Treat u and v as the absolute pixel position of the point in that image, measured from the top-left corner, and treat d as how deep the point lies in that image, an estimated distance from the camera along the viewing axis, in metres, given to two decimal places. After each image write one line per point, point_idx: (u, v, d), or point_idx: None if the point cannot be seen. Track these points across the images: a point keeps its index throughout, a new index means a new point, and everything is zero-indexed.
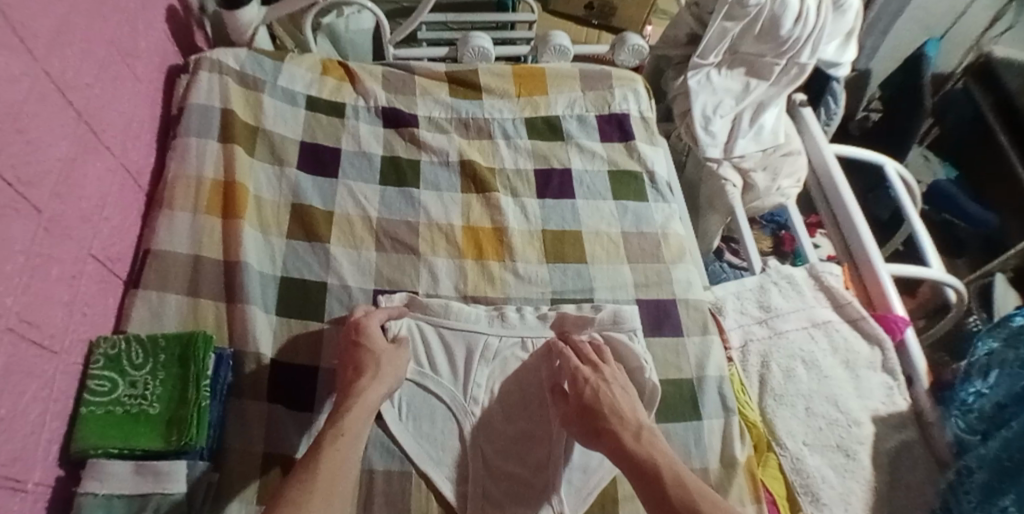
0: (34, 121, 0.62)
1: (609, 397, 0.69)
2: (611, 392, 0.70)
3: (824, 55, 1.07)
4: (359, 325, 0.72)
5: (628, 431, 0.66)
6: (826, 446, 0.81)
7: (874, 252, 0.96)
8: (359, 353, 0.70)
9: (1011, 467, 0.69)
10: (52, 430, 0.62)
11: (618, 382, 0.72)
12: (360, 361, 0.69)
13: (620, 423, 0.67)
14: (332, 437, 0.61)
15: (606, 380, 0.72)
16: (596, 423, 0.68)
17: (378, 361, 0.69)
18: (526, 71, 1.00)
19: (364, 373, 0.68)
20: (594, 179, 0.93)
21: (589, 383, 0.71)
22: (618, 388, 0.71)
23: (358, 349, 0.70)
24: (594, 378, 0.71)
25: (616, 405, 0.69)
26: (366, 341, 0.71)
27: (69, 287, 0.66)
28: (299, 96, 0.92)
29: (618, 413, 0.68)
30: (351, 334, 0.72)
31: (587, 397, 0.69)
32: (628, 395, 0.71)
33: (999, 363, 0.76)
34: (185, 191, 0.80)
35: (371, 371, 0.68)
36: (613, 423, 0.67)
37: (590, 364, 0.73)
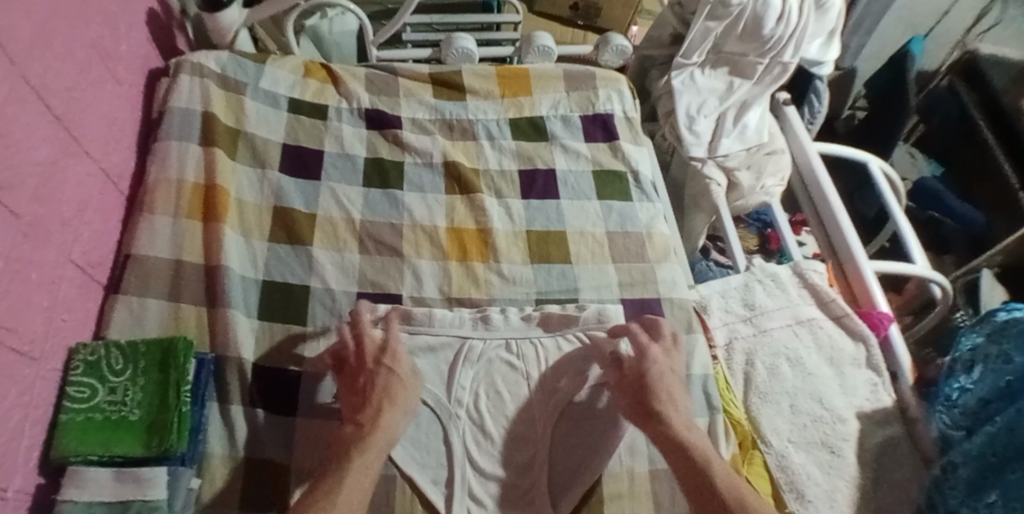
0: (14, 124, 0.61)
1: (667, 383, 0.68)
2: (671, 379, 0.69)
3: (807, 54, 1.08)
4: (385, 346, 0.69)
5: (680, 421, 0.66)
6: (811, 444, 0.81)
7: (858, 249, 0.97)
8: (379, 375, 0.67)
9: (996, 462, 0.70)
10: (31, 437, 0.61)
11: (676, 371, 0.71)
12: (382, 386, 0.66)
13: (676, 411, 0.66)
14: (359, 454, 0.60)
15: (669, 366, 0.70)
16: (651, 407, 0.66)
17: (400, 383, 0.67)
18: (510, 72, 1.00)
19: (393, 401, 0.65)
20: (578, 179, 0.94)
21: (655, 363, 0.69)
22: (675, 376, 0.70)
23: (375, 371, 0.67)
24: (660, 360, 0.70)
25: (673, 393, 0.68)
26: (391, 362, 0.68)
27: (49, 293, 0.65)
28: (282, 98, 0.91)
29: (672, 403, 0.67)
30: (364, 355, 0.69)
31: (652, 374, 0.68)
32: (681, 384, 0.70)
33: (982, 358, 0.78)
34: (165, 194, 0.80)
35: (399, 396, 0.66)
36: (668, 408, 0.66)
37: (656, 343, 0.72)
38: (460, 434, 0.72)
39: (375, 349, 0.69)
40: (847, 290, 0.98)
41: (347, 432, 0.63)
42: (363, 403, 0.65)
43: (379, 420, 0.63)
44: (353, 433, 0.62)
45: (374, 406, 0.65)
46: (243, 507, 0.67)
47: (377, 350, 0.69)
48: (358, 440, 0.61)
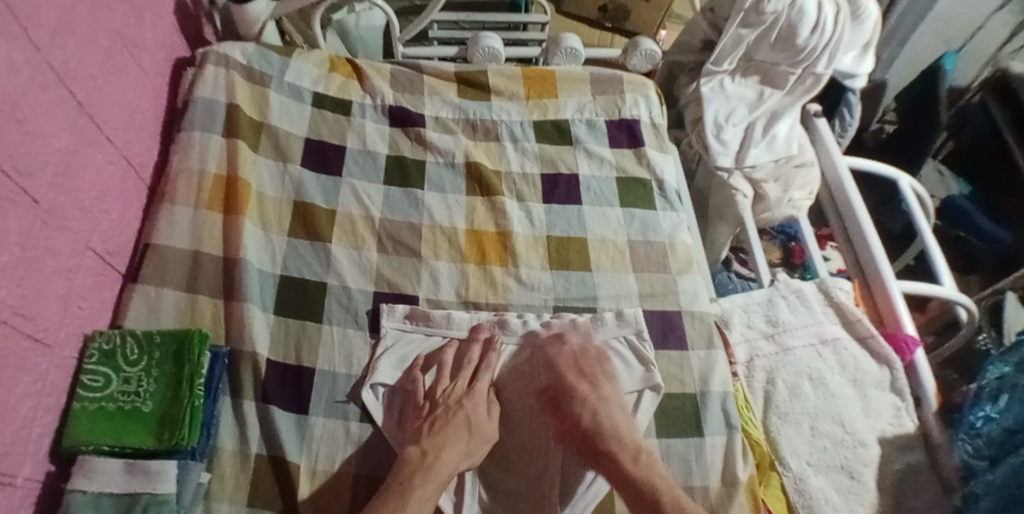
0: (34, 111, 0.61)
1: (607, 420, 0.73)
2: (609, 414, 0.73)
3: (840, 65, 1.04)
4: (471, 390, 0.74)
5: (626, 452, 0.70)
6: (830, 467, 0.79)
7: (886, 268, 0.95)
8: (456, 416, 0.71)
9: (1020, 495, 0.67)
10: (43, 425, 0.61)
11: (616, 405, 0.75)
12: (454, 424, 0.70)
13: (619, 445, 0.70)
14: (422, 477, 0.65)
15: (602, 402, 0.74)
16: (596, 446, 0.71)
17: (472, 427, 0.71)
18: (536, 74, 0.99)
19: (460, 439, 0.70)
20: (601, 185, 0.92)
21: (587, 405, 0.73)
22: (613, 407, 0.74)
23: (454, 410, 0.72)
24: (592, 398, 0.74)
25: (617, 428, 0.72)
26: (472, 409, 0.73)
27: (65, 280, 0.65)
28: (306, 92, 0.91)
29: (617, 437, 0.71)
30: (448, 399, 0.73)
31: (586, 421, 0.72)
32: (625, 416, 0.74)
33: (1010, 387, 0.76)
34: (187, 186, 0.79)
35: (472, 438, 0.71)
36: (612, 447, 0.70)
37: (586, 382, 0.75)
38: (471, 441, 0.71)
39: (461, 393, 0.74)
40: (873, 309, 0.95)
41: (414, 455, 0.67)
42: (438, 434, 0.70)
43: (442, 453, 0.68)
44: (417, 460, 0.67)
45: (442, 439, 0.69)
46: (251, 504, 0.66)
47: (461, 395, 0.73)
48: (423, 465, 0.66)
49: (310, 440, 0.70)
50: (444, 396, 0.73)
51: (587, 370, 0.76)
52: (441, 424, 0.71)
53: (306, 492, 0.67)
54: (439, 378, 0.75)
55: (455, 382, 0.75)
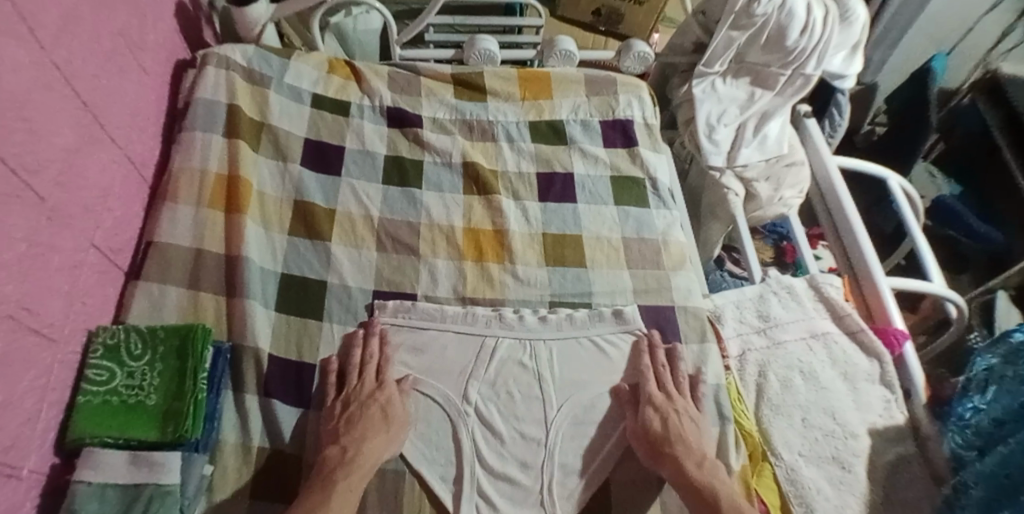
0: (40, 110, 0.62)
1: (678, 427, 0.72)
2: (681, 422, 0.73)
3: (830, 66, 1.06)
4: (382, 381, 0.73)
5: (691, 459, 0.70)
6: (822, 458, 0.81)
7: (875, 265, 0.97)
8: (370, 408, 0.70)
9: (1009, 484, 0.69)
10: (47, 419, 0.62)
11: (688, 414, 0.74)
12: (370, 416, 0.69)
13: (685, 451, 0.70)
14: (343, 474, 0.65)
15: (678, 411, 0.74)
16: (664, 451, 0.71)
17: (387, 416, 0.70)
18: (531, 75, 1.00)
19: (378, 429, 0.69)
20: (596, 184, 0.94)
21: (659, 410, 0.73)
22: (688, 420, 0.74)
23: (369, 403, 0.71)
24: (665, 405, 0.74)
25: (684, 435, 0.72)
26: (385, 398, 0.71)
27: (69, 277, 0.66)
28: (306, 94, 0.92)
29: (685, 444, 0.71)
30: (363, 392, 0.71)
31: (654, 425, 0.72)
32: (696, 427, 0.74)
33: (998, 379, 0.77)
34: (189, 185, 0.81)
35: (386, 426, 0.69)
36: (678, 450, 0.70)
37: (665, 392, 0.75)
38: (469, 432, 0.73)
39: (375, 384, 0.73)
40: (863, 305, 0.98)
41: (332, 454, 0.66)
42: (354, 429, 0.68)
43: (362, 446, 0.67)
44: (336, 458, 0.66)
45: (359, 432, 0.68)
46: (253, 497, 0.67)
47: (375, 387, 0.72)
48: (343, 462, 0.66)
49: (312, 433, 0.71)
50: (359, 387, 0.72)
51: (678, 375, 0.78)
52: (357, 418, 0.69)
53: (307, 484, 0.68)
54: (345, 374, 0.74)
55: (366, 373, 0.73)
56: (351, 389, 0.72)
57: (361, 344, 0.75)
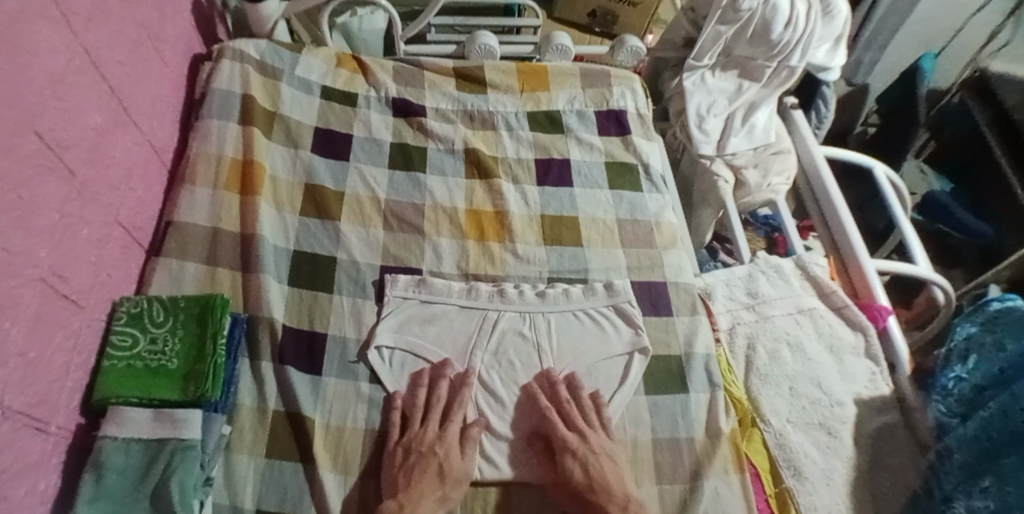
0: (72, 91, 0.67)
1: (601, 475, 0.70)
2: (601, 465, 0.71)
3: (814, 59, 1.11)
4: (443, 436, 0.72)
5: (616, 504, 0.69)
6: (809, 424, 0.85)
7: (859, 246, 1.01)
8: (429, 464, 0.69)
9: (991, 447, 0.72)
10: (75, 380, 0.66)
11: (606, 452, 0.73)
12: (427, 474, 0.68)
13: (609, 499, 0.69)
14: None
15: (593, 451, 0.72)
16: (588, 502, 0.69)
17: (443, 474, 0.69)
18: (529, 68, 1.06)
19: (432, 487, 0.68)
20: (592, 169, 0.98)
21: (574, 455, 0.71)
22: (605, 458, 0.72)
23: (427, 460, 0.69)
24: (582, 450, 0.72)
25: (606, 480, 0.70)
26: (444, 454, 0.70)
27: (96, 248, 0.71)
28: (315, 85, 0.97)
29: (607, 490, 0.69)
30: (422, 444, 0.71)
31: (576, 474, 0.70)
32: (617, 465, 0.72)
33: (977, 347, 0.82)
34: (205, 169, 0.85)
35: (440, 486, 0.68)
36: (603, 498, 0.69)
37: (576, 432, 0.73)
38: (473, 397, 0.77)
39: (434, 439, 0.71)
40: (848, 283, 1.02)
41: (389, 509, 0.66)
42: (410, 485, 0.68)
43: (418, 506, 0.66)
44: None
45: (415, 490, 0.67)
46: (269, 456, 0.71)
47: (434, 440, 0.71)
48: None
49: (324, 398, 0.75)
50: (418, 439, 0.71)
51: (584, 407, 0.76)
52: (415, 474, 0.69)
53: (319, 445, 0.72)
54: (407, 418, 0.74)
55: (423, 424, 0.73)
56: (410, 441, 0.72)
57: (428, 386, 0.76)
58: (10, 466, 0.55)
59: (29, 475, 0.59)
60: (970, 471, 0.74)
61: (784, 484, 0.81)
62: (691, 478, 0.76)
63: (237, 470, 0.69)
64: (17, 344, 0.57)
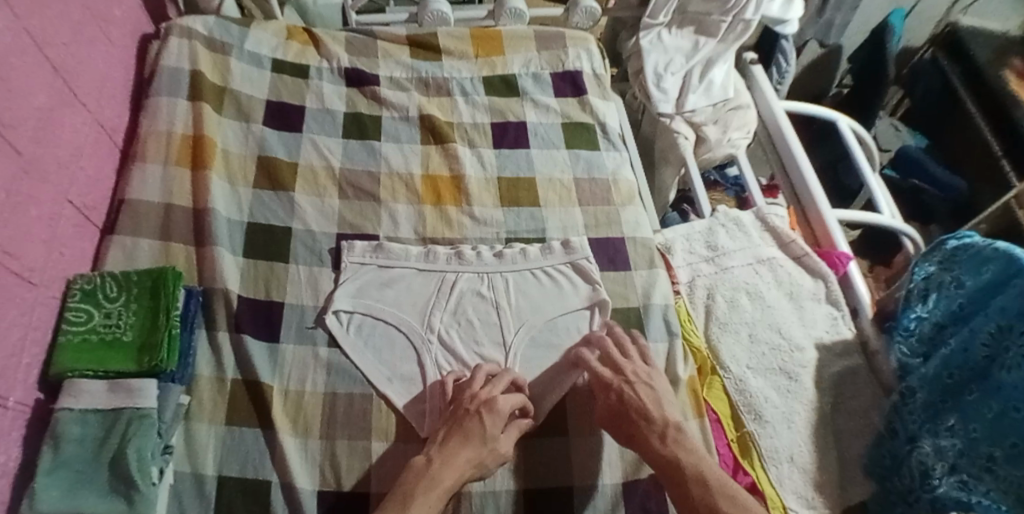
0: (16, 71, 0.67)
1: (637, 399, 0.70)
2: (637, 392, 0.71)
3: (770, 12, 1.10)
4: (491, 399, 0.69)
5: (655, 431, 0.68)
6: (769, 370, 0.86)
7: (819, 195, 1.03)
8: (470, 422, 0.68)
9: (953, 384, 0.74)
10: (31, 356, 0.66)
11: (646, 379, 0.72)
12: (467, 430, 0.67)
13: (648, 424, 0.68)
14: (425, 487, 0.63)
15: (630, 381, 0.72)
16: (630, 429, 0.69)
17: (487, 435, 0.67)
18: (483, 33, 1.05)
19: (469, 443, 0.66)
20: (548, 131, 0.98)
21: (613, 388, 0.72)
22: (646, 387, 0.71)
23: (470, 417, 0.68)
24: (616, 382, 0.72)
25: (644, 406, 0.69)
26: (487, 415, 0.68)
27: (47, 226, 0.71)
28: (266, 59, 0.97)
29: (647, 415, 0.69)
30: (467, 404, 0.70)
31: (617, 403, 0.71)
32: (662, 394, 0.71)
33: (937, 286, 0.80)
34: (156, 145, 0.85)
35: (481, 444, 0.67)
36: (643, 425, 0.68)
37: (611, 367, 0.74)
38: (433, 358, 0.78)
39: (485, 398, 0.70)
40: (809, 232, 1.04)
41: (418, 463, 0.65)
42: (449, 442, 0.67)
43: (450, 459, 0.65)
44: (421, 468, 0.64)
45: (450, 447, 0.66)
46: (229, 422, 0.71)
47: (485, 399, 0.69)
48: (425, 476, 0.63)
49: (281, 363, 0.76)
50: (467, 399, 0.70)
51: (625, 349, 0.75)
52: (455, 430, 0.68)
53: (279, 410, 0.73)
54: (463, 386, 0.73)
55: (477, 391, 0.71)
56: (458, 402, 0.71)
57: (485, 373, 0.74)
58: None
59: None
60: (934, 410, 0.75)
61: (744, 429, 0.82)
62: None
63: (196, 437, 0.70)
64: None
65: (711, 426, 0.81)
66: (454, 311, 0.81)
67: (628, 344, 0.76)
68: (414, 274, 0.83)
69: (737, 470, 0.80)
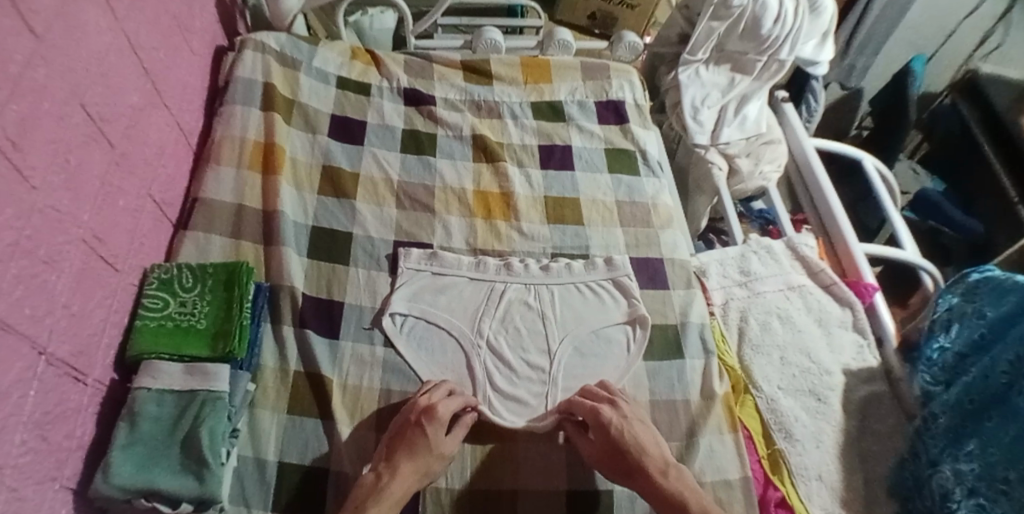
0: (114, 72, 0.73)
1: (635, 434, 0.72)
2: (632, 427, 0.73)
3: (802, 54, 1.17)
4: (430, 407, 0.73)
5: (655, 466, 0.70)
6: (799, 391, 0.89)
7: (847, 228, 1.07)
8: (415, 433, 0.71)
9: (973, 410, 0.77)
10: (111, 337, 0.71)
11: (637, 418, 0.75)
12: (414, 443, 0.70)
13: (647, 457, 0.71)
14: (375, 501, 0.65)
15: (627, 417, 0.74)
16: (627, 463, 0.71)
17: (431, 444, 0.70)
18: (533, 62, 1.12)
19: (417, 459, 0.69)
20: (592, 155, 1.04)
21: (612, 424, 0.73)
22: (638, 423, 0.74)
23: (413, 430, 0.71)
24: (616, 418, 0.73)
25: (641, 441, 0.72)
26: (428, 425, 0.71)
27: (131, 217, 0.76)
28: (331, 76, 1.03)
29: (643, 450, 0.71)
30: (410, 414, 0.73)
31: (618, 438, 0.72)
32: (649, 430, 0.74)
33: (959, 316, 0.84)
34: (230, 150, 0.91)
35: (425, 454, 0.70)
36: (644, 456, 0.71)
37: (607, 402, 0.76)
38: (482, 362, 0.82)
39: (423, 409, 0.73)
40: (837, 263, 1.08)
41: (368, 480, 0.68)
42: (395, 457, 0.69)
43: (397, 472, 0.68)
44: (370, 484, 0.68)
45: (396, 461, 0.69)
46: (290, 412, 0.76)
47: (423, 410, 0.72)
48: (376, 489, 0.67)
49: (340, 359, 0.80)
50: (410, 415, 0.73)
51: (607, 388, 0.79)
52: (402, 442, 0.70)
53: (338, 401, 0.77)
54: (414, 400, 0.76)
55: (419, 399, 0.74)
56: (402, 415, 0.74)
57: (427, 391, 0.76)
58: (52, 408, 0.60)
59: (68, 419, 0.63)
60: (955, 434, 0.79)
61: (775, 446, 0.86)
62: (686, 435, 0.80)
63: (260, 423, 0.74)
64: (62, 295, 0.62)
65: (744, 442, 0.84)
66: (502, 319, 0.85)
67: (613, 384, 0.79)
68: (464, 282, 0.87)
69: (768, 485, 0.83)
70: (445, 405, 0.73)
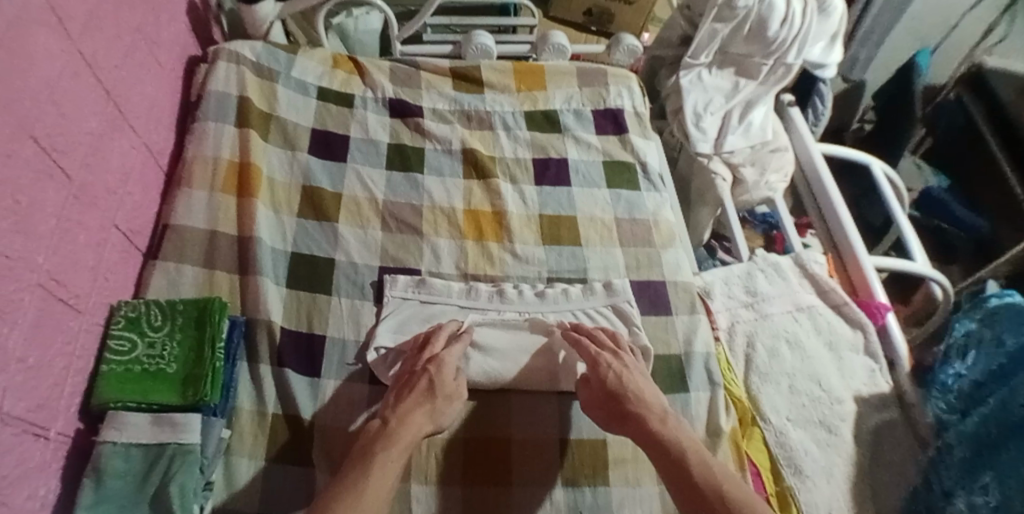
0: (69, 96, 0.67)
1: (635, 382, 0.71)
2: (636, 378, 0.72)
3: (810, 56, 1.11)
4: (435, 357, 0.72)
5: (653, 415, 0.68)
6: (809, 422, 0.85)
7: (859, 243, 1.01)
8: (420, 379, 0.70)
9: (991, 441, 0.72)
10: (74, 385, 0.65)
11: (637, 369, 0.74)
12: (416, 390, 0.69)
13: (645, 407, 0.69)
14: (385, 442, 0.63)
15: (626, 367, 0.73)
16: (625, 408, 0.69)
17: (435, 388, 0.69)
18: (526, 68, 1.05)
19: (422, 403, 0.68)
20: (589, 168, 0.98)
21: (612, 368, 0.72)
22: (637, 373, 0.73)
23: (418, 376, 0.70)
24: (617, 364, 0.73)
25: (641, 392, 0.70)
26: (433, 370, 0.70)
27: (94, 253, 0.70)
28: (311, 87, 0.97)
29: (642, 400, 0.70)
30: (415, 364, 0.72)
31: (621, 382, 0.71)
32: (648, 382, 0.73)
33: (976, 343, 0.81)
34: (202, 171, 0.85)
35: (428, 399, 0.68)
36: (640, 407, 0.69)
37: (611, 351, 0.75)
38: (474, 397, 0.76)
39: (427, 359, 0.72)
40: (847, 281, 1.02)
41: (374, 426, 0.66)
42: (401, 403, 0.68)
43: (406, 417, 0.66)
44: (377, 429, 0.65)
45: (404, 405, 0.67)
46: (269, 459, 0.71)
47: (426, 360, 0.72)
48: (385, 433, 0.64)
49: (323, 399, 0.75)
50: (413, 363, 0.72)
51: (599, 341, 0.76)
52: (406, 391, 0.69)
53: (319, 447, 0.72)
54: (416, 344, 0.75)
55: (421, 353, 0.74)
56: (407, 366, 0.73)
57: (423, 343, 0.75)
58: (11, 471, 0.54)
59: (29, 481, 0.57)
60: (971, 466, 0.73)
61: (784, 483, 0.81)
62: None
63: (238, 472, 0.69)
64: (16, 349, 0.56)
65: (752, 480, 0.79)
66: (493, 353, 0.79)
67: (599, 333, 0.77)
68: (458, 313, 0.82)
69: None
70: (448, 353, 0.73)
